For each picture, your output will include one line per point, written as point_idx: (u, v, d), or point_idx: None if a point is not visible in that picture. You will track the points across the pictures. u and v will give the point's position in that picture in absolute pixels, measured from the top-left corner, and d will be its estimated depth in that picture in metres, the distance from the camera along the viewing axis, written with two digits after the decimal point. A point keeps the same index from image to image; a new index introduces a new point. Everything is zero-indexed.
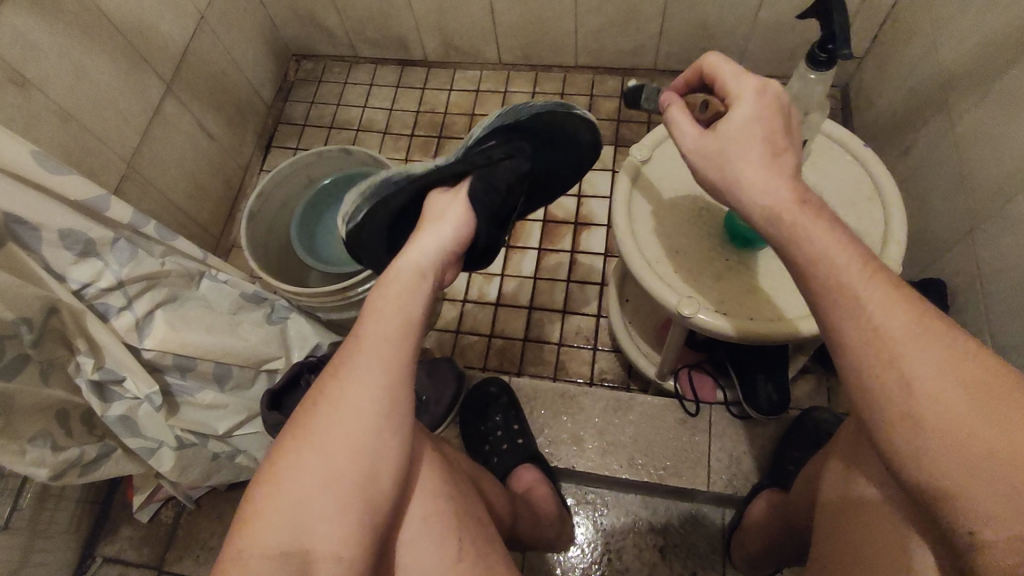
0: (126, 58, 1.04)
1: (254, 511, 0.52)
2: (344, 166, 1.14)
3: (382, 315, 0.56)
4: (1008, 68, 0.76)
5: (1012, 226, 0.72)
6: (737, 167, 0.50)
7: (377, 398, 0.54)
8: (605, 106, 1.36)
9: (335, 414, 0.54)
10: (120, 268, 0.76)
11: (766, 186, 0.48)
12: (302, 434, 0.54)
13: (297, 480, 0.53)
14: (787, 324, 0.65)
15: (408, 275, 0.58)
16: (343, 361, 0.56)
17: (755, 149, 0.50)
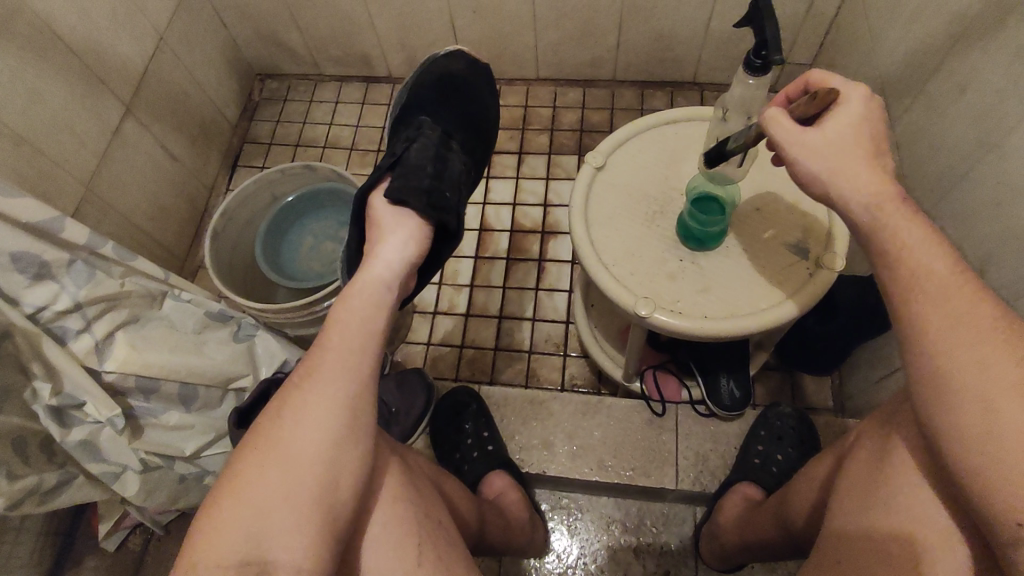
0: (81, 81, 1.03)
1: (214, 522, 0.52)
2: (309, 182, 1.14)
3: (346, 323, 0.59)
4: (936, 72, 0.80)
5: (948, 220, 0.76)
6: (849, 166, 0.54)
7: (341, 405, 0.56)
8: (567, 117, 1.38)
9: (298, 423, 0.55)
10: (78, 289, 0.76)
11: (867, 183, 0.53)
12: (265, 442, 0.55)
13: (258, 489, 0.53)
14: (738, 322, 0.67)
15: (372, 287, 0.62)
16: (307, 369, 0.57)
17: (860, 150, 0.54)
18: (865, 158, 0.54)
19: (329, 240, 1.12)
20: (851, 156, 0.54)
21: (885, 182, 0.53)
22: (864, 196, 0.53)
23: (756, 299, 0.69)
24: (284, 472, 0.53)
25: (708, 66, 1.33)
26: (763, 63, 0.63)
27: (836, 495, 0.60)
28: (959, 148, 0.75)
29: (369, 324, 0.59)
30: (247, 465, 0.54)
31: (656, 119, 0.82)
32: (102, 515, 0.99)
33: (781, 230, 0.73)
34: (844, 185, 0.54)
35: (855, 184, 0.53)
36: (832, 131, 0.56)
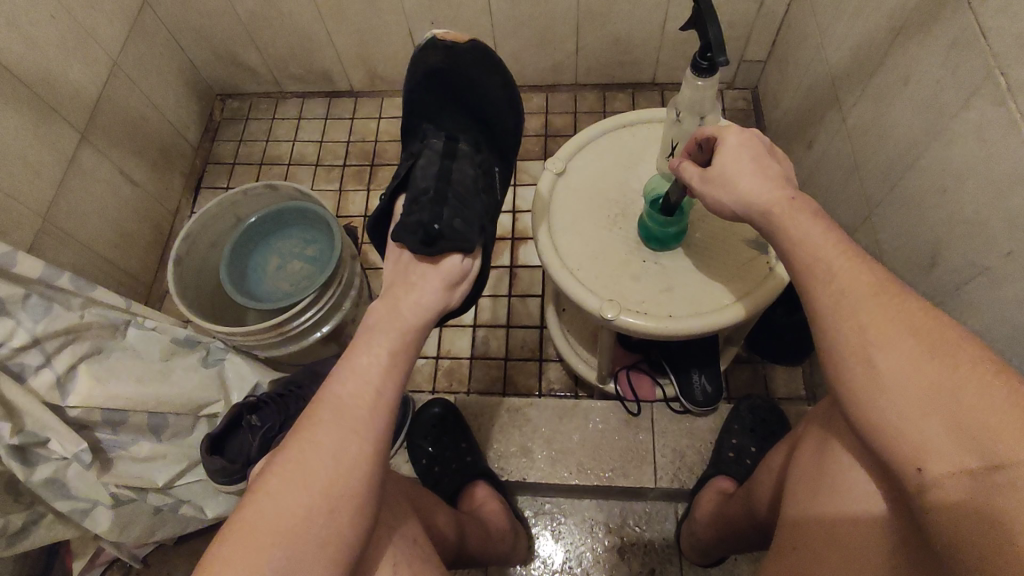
0: (33, 110, 1.01)
1: (238, 558, 0.50)
2: (272, 202, 1.13)
3: (376, 353, 0.59)
4: (880, 64, 0.82)
5: (900, 207, 0.78)
6: (756, 186, 0.56)
7: (370, 438, 0.56)
8: (532, 122, 1.39)
9: (329, 455, 0.54)
10: (35, 325, 0.74)
11: (755, 192, 0.56)
12: (291, 472, 0.54)
13: (287, 522, 0.52)
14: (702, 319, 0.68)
15: (406, 316, 0.62)
16: (335, 397, 0.57)
17: (746, 167, 0.58)
18: (751, 173, 0.57)
19: (296, 258, 1.11)
20: (737, 177, 0.57)
21: (773, 188, 0.56)
22: (757, 204, 0.56)
23: (717, 296, 0.70)
24: (313, 505, 0.53)
25: (666, 67, 1.35)
26: (710, 65, 0.64)
27: (795, 483, 0.61)
28: (906, 136, 0.77)
29: (396, 356, 0.60)
30: (274, 495, 0.53)
31: (610, 123, 0.83)
32: (77, 553, 0.96)
33: (733, 228, 0.75)
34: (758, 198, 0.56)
35: (751, 198, 0.56)
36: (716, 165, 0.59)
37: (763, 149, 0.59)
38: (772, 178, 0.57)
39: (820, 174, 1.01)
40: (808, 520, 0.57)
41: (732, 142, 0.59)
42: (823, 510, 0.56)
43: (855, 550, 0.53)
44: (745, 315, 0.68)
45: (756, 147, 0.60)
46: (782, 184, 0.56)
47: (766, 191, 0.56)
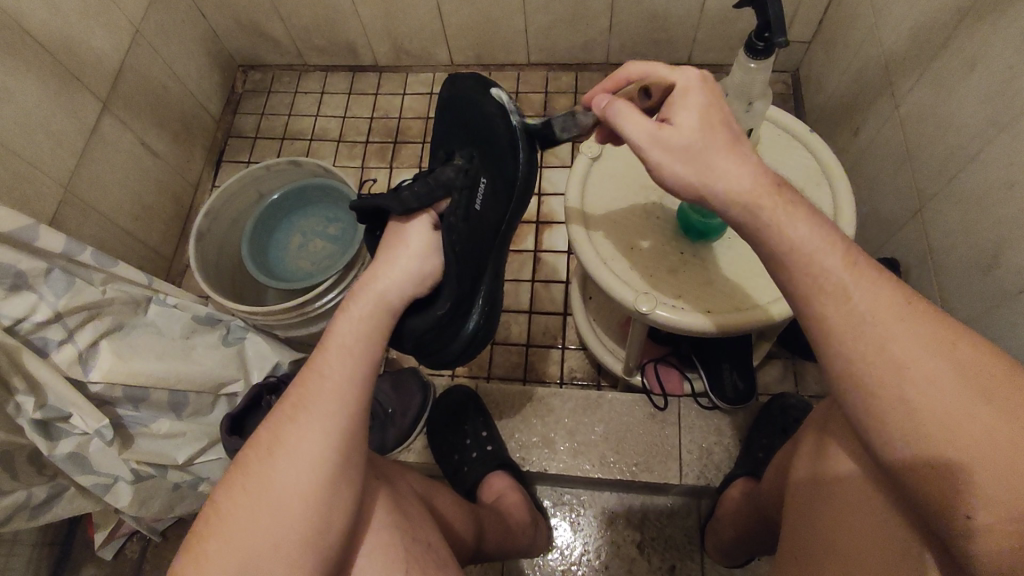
0: (55, 78, 0.99)
1: (198, 566, 0.50)
2: (294, 178, 1.11)
3: (339, 352, 0.56)
4: (942, 49, 0.77)
5: (958, 202, 0.74)
6: (723, 165, 0.49)
7: (331, 444, 0.53)
8: (561, 103, 1.35)
9: (295, 446, 0.52)
10: (57, 299, 0.73)
11: (732, 176, 0.49)
12: (253, 479, 0.52)
13: (246, 529, 0.50)
14: (744, 315, 0.65)
15: (369, 314, 0.58)
16: (297, 400, 0.54)
17: (717, 144, 0.50)
18: (723, 151, 0.50)
19: (318, 237, 1.10)
20: (710, 153, 0.49)
21: (752, 176, 0.49)
22: (735, 193, 0.49)
23: (757, 293, 0.67)
24: (274, 513, 0.51)
25: (703, 46, 1.29)
26: (766, 46, 0.60)
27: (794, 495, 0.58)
28: (969, 127, 0.72)
29: (364, 355, 0.56)
30: (237, 501, 0.52)
31: None
32: (98, 525, 0.97)
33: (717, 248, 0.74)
34: (718, 179, 0.49)
35: (722, 180, 0.49)
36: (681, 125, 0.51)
37: (730, 121, 0.52)
38: (745, 163, 0.49)
39: (865, 166, 0.96)
40: (813, 529, 0.53)
41: (699, 103, 0.52)
42: (830, 521, 0.52)
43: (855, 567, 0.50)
44: (787, 315, 0.64)
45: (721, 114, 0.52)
46: (756, 168, 0.49)
47: (744, 179, 0.49)
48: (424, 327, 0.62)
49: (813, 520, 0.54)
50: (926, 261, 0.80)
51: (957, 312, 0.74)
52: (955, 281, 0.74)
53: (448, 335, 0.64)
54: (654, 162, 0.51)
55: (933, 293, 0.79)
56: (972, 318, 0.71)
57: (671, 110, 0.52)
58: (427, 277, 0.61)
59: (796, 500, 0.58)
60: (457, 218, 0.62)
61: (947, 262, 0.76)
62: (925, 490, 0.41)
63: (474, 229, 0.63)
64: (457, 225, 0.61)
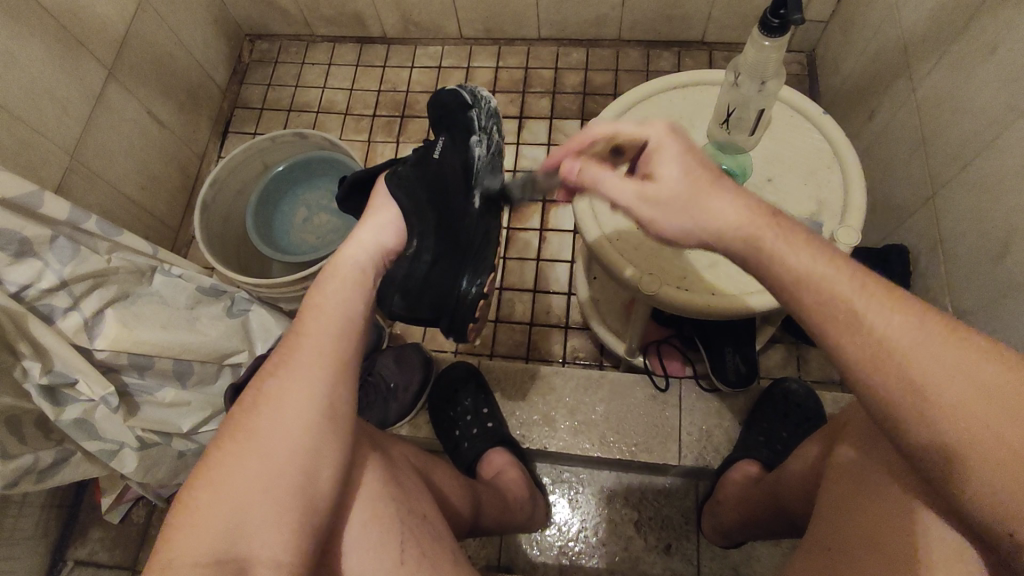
0: (60, 44, 0.98)
1: (189, 515, 0.50)
2: (300, 150, 1.10)
3: (318, 311, 0.55)
4: (964, 31, 0.75)
5: (970, 189, 0.73)
6: (708, 207, 0.48)
7: (317, 396, 0.53)
8: (570, 80, 1.34)
9: (278, 401, 0.53)
10: (62, 267, 0.73)
11: (731, 219, 0.48)
12: (242, 431, 0.52)
13: (235, 478, 0.51)
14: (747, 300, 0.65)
15: (346, 269, 0.57)
16: (282, 356, 0.55)
17: (702, 186, 0.49)
18: (709, 188, 0.49)
19: (322, 211, 1.10)
20: (698, 197, 0.49)
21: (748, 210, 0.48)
22: (734, 237, 0.48)
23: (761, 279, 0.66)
24: (259, 467, 0.51)
25: (718, 23, 1.26)
26: (781, 23, 0.58)
27: None
28: (986, 113, 0.71)
29: (345, 313, 0.56)
30: (223, 455, 0.52)
31: (662, 84, 0.77)
32: (105, 490, 0.99)
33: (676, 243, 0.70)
34: (709, 221, 0.48)
35: (721, 219, 0.48)
36: (663, 180, 0.50)
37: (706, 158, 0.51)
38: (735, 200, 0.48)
39: (877, 150, 0.94)
40: (852, 521, 0.54)
41: (678, 153, 0.51)
42: (871, 513, 0.53)
43: None
44: (776, 304, 0.63)
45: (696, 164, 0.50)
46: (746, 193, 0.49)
47: (736, 214, 0.48)
48: (403, 275, 0.59)
49: (855, 513, 0.54)
50: (936, 249, 0.79)
51: (965, 301, 0.74)
52: (964, 269, 0.74)
53: (435, 284, 0.60)
54: (644, 218, 0.51)
55: (942, 281, 0.78)
56: (979, 306, 0.71)
57: (652, 167, 0.52)
58: (391, 226, 0.60)
59: (832, 490, 0.57)
60: (407, 166, 0.63)
61: (957, 250, 0.75)
62: None
63: (432, 174, 0.62)
64: (408, 174, 0.62)
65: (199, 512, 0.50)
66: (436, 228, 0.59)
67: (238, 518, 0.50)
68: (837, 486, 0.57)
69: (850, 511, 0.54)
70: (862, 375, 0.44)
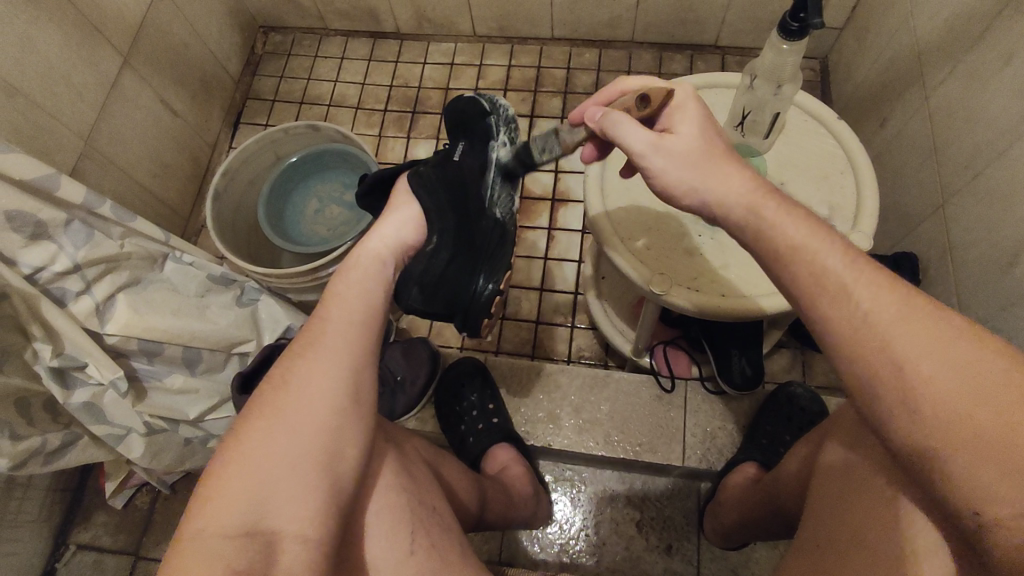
0: (77, 30, 0.99)
1: (215, 491, 0.49)
2: (313, 142, 1.11)
3: (342, 298, 0.56)
4: (979, 42, 0.76)
5: (982, 198, 0.73)
6: (712, 172, 0.52)
7: (342, 376, 0.54)
8: (581, 80, 1.34)
9: (303, 381, 0.53)
10: (76, 251, 0.74)
11: (732, 187, 0.51)
12: (268, 409, 0.52)
13: (262, 454, 0.51)
14: (750, 303, 0.65)
15: (368, 262, 0.58)
16: (306, 340, 0.55)
17: (716, 152, 0.53)
18: (721, 156, 0.52)
19: (333, 203, 1.10)
20: (710, 160, 0.52)
21: (750, 182, 0.51)
22: (734, 211, 0.51)
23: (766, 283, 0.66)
24: (285, 445, 0.51)
25: (731, 27, 1.27)
26: (801, 27, 0.58)
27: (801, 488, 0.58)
28: (998, 124, 0.71)
29: (368, 300, 0.57)
30: (247, 434, 0.51)
31: (680, 85, 0.77)
32: (110, 475, 0.99)
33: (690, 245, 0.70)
34: (715, 187, 0.51)
35: (724, 185, 0.51)
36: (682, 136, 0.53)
37: (719, 129, 0.55)
38: (739, 172, 0.52)
39: (888, 158, 0.95)
40: (842, 520, 0.54)
41: (697, 116, 0.54)
42: (865, 511, 0.53)
43: (859, 556, 0.51)
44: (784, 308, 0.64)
45: (711, 130, 0.54)
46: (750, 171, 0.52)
47: (742, 184, 0.51)
48: (421, 271, 0.58)
49: None
50: (945, 257, 0.80)
51: (972, 310, 0.74)
52: (973, 278, 0.74)
53: (451, 280, 0.58)
54: (657, 168, 0.53)
55: (950, 290, 0.79)
56: (987, 315, 0.71)
57: (671, 123, 0.55)
58: (411, 224, 0.60)
59: (827, 491, 0.57)
60: (426, 166, 0.61)
61: (966, 259, 0.76)
62: (937, 485, 0.41)
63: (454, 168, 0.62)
64: (427, 171, 0.61)
65: (224, 488, 0.49)
66: (457, 226, 0.59)
67: (265, 494, 0.50)
68: (832, 483, 0.57)
69: (843, 511, 0.54)
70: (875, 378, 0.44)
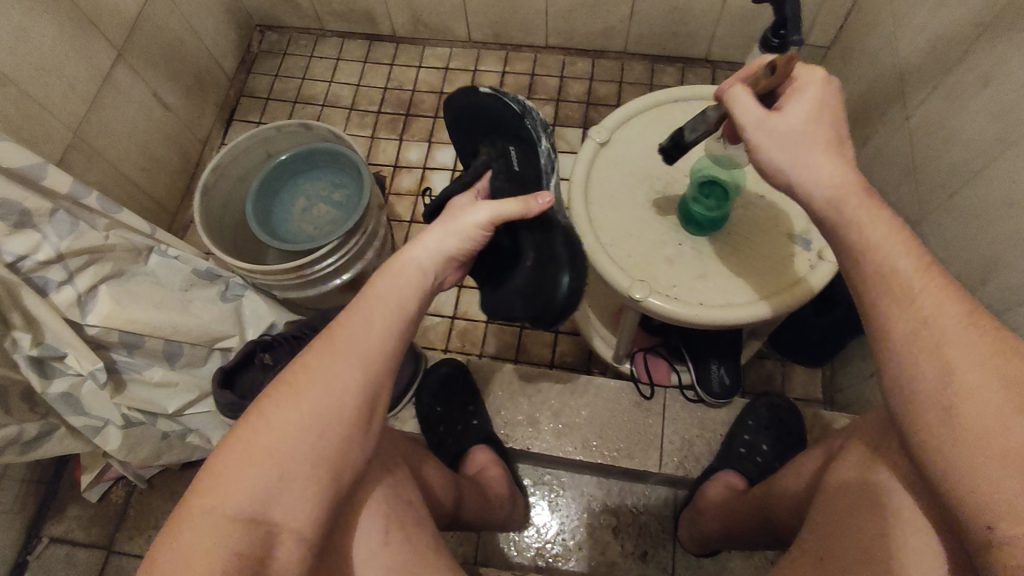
0: (72, 22, 0.99)
1: (227, 473, 0.48)
2: (304, 141, 1.11)
3: (382, 297, 0.55)
4: (957, 65, 0.77)
5: (957, 217, 0.74)
6: (805, 157, 0.52)
7: (369, 382, 0.53)
8: (574, 88, 1.36)
9: (333, 382, 0.51)
10: (60, 240, 0.74)
11: (825, 175, 0.52)
12: (292, 401, 0.51)
13: (282, 445, 0.49)
14: (778, 298, 0.66)
15: (414, 270, 0.57)
16: (343, 333, 0.53)
17: (820, 137, 0.53)
18: (825, 142, 0.52)
19: (322, 202, 1.11)
20: (810, 142, 0.53)
21: (842, 172, 0.52)
22: (821, 195, 0.51)
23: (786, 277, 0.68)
24: (304, 441, 0.50)
25: (721, 42, 1.29)
26: (780, 43, 0.61)
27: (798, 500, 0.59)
28: (974, 145, 0.73)
29: (404, 306, 0.55)
30: (268, 422, 0.50)
31: (667, 95, 0.78)
32: (86, 467, 0.99)
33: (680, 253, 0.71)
34: (804, 172, 0.52)
35: (816, 173, 0.52)
36: (789, 114, 0.54)
37: (842, 120, 0.54)
38: (839, 159, 0.52)
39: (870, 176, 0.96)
40: None
41: (814, 98, 0.54)
42: None
43: None
44: (768, 314, 0.66)
45: (827, 113, 0.54)
46: (853, 165, 0.52)
47: (833, 175, 0.51)
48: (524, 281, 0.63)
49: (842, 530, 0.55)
50: None
51: None
52: None
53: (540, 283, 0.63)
54: (756, 143, 0.55)
55: None
56: None
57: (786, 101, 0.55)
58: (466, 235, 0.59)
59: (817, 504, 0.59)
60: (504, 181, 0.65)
61: None
62: None
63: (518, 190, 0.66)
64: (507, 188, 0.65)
65: (235, 472, 0.48)
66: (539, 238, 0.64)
67: (273, 486, 0.49)
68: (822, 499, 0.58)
69: (851, 528, 0.55)
70: (909, 387, 0.45)
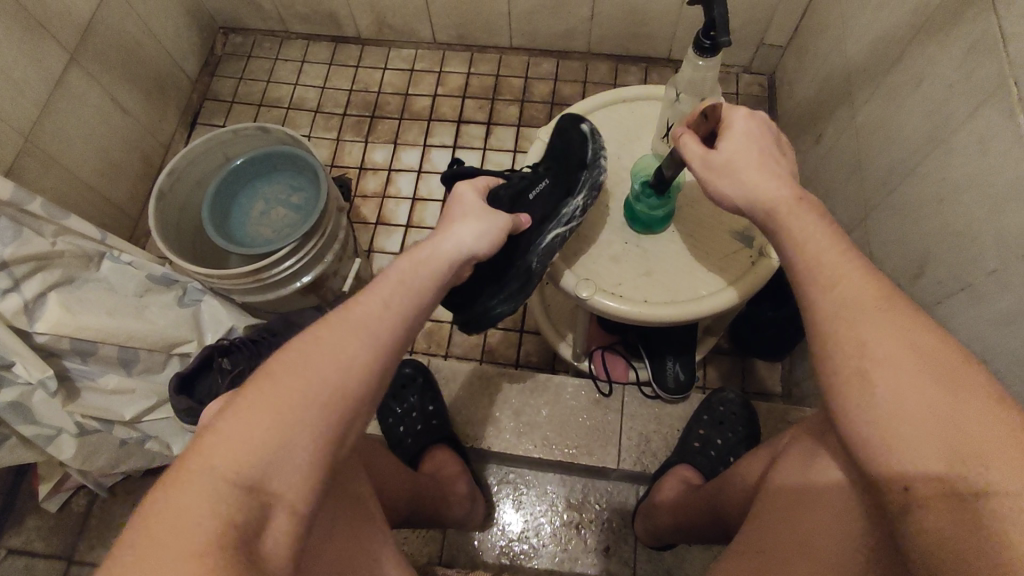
0: (21, 27, 0.98)
1: (238, 426, 0.42)
2: (262, 143, 1.11)
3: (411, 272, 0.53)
4: (896, 64, 0.79)
5: (898, 212, 0.76)
6: (752, 179, 0.54)
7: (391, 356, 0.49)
8: (538, 89, 1.36)
9: (363, 348, 0.47)
10: (4, 247, 0.73)
11: (760, 190, 0.54)
12: (318, 359, 0.45)
13: (304, 406, 0.43)
14: (718, 295, 0.67)
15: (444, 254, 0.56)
16: (376, 296, 0.50)
17: (756, 161, 0.55)
18: (761, 166, 0.55)
19: (280, 205, 1.10)
20: (754, 168, 0.55)
21: (781, 186, 0.53)
22: (758, 200, 0.54)
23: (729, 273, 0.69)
24: (321, 408, 0.44)
25: (682, 42, 1.30)
26: (712, 45, 0.61)
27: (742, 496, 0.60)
28: (912, 141, 0.74)
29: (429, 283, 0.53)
30: (294, 378, 0.44)
31: (612, 96, 0.79)
32: (43, 477, 0.97)
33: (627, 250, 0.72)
34: (744, 193, 0.54)
35: (760, 190, 0.54)
36: (723, 148, 0.56)
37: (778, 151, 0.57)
38: (778, 176, 0.54)
39: (823, 172, 0.98)
40: None
41: (742, 131, 0.57)
42: None
43: None
44: (711, 311, 0.67)
45: (764, 140, 0.57)
46: (789, 181, 0.54)
47: (776, 189, 0.53)
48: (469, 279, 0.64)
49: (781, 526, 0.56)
50: None
51: None
52: None
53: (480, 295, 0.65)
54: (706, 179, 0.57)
55: None
56: None
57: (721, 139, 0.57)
58: (494, 233, 0.60)
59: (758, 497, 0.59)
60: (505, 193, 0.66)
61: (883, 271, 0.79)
62: None
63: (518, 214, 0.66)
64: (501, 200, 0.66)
65: (250, 428, 0.42)
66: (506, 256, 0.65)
67: (282, 453, 0.42)
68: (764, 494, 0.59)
69: (793, 520, 0.57)
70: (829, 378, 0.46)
